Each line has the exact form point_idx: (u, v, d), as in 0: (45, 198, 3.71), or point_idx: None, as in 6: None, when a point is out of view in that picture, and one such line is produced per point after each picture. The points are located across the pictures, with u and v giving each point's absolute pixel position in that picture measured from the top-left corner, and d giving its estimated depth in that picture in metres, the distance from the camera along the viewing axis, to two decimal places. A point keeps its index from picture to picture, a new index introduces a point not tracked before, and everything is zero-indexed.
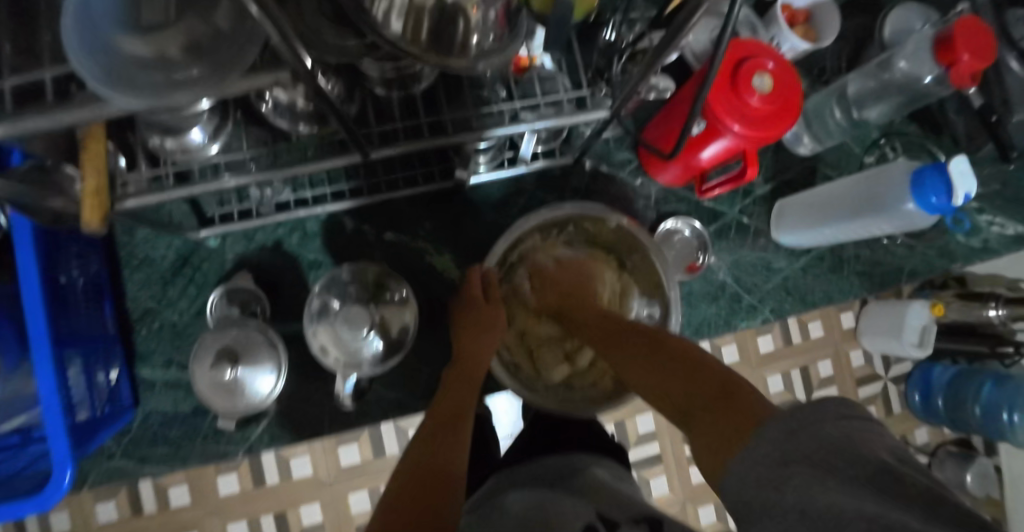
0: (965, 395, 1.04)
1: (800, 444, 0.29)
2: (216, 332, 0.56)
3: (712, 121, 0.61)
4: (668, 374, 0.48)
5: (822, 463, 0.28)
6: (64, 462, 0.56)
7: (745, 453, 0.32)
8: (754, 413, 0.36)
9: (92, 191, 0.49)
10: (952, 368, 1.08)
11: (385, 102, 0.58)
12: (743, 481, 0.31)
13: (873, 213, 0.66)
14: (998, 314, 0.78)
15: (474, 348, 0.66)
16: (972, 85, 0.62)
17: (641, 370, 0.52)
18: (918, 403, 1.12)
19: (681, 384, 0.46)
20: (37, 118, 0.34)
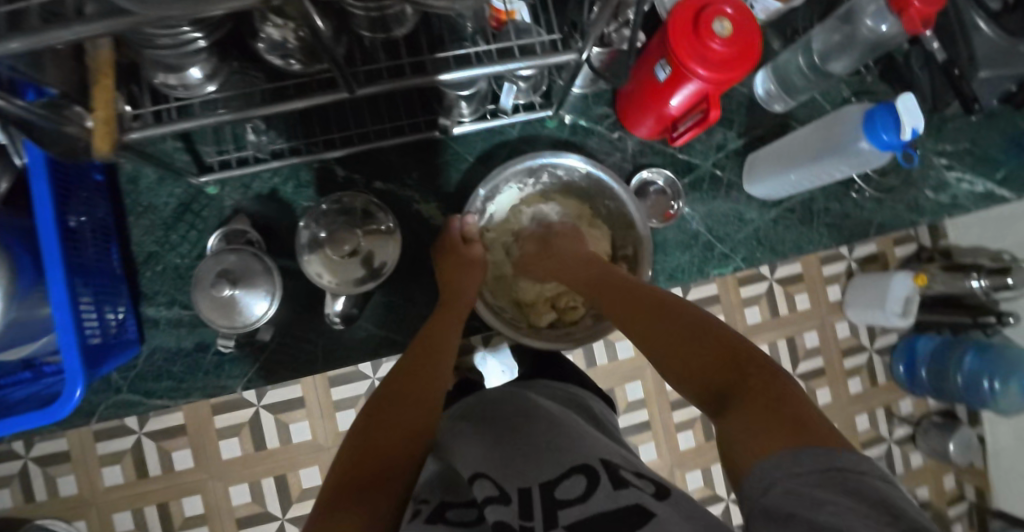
0: (948, 363, 1.06)
1: (809, 469, 0.31)
2: (215, 257, 0.61)
3: (678, 65, 0.65)
4: (704, 353, 0.46)
5: (834, 489, 0.29)
6: (75, 380, 0.61)
7: (774, 465, 0.32)
8: (816, 424, 0.35)
9: (101, 121, 0.53)
10: (938, 338, 1.10)
11: (371, 46, 0.63)
12: (768, 481, 0.32)
13: (833, 155, 0.69)
14: (977, 279, 0.87)
15: (459, 285, 0.70)
16: (924, 30, 0.66)
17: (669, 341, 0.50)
18: (902, 374, 1.14)
19: (716, 361, 0.45)
20: (58, 30, 0.38)
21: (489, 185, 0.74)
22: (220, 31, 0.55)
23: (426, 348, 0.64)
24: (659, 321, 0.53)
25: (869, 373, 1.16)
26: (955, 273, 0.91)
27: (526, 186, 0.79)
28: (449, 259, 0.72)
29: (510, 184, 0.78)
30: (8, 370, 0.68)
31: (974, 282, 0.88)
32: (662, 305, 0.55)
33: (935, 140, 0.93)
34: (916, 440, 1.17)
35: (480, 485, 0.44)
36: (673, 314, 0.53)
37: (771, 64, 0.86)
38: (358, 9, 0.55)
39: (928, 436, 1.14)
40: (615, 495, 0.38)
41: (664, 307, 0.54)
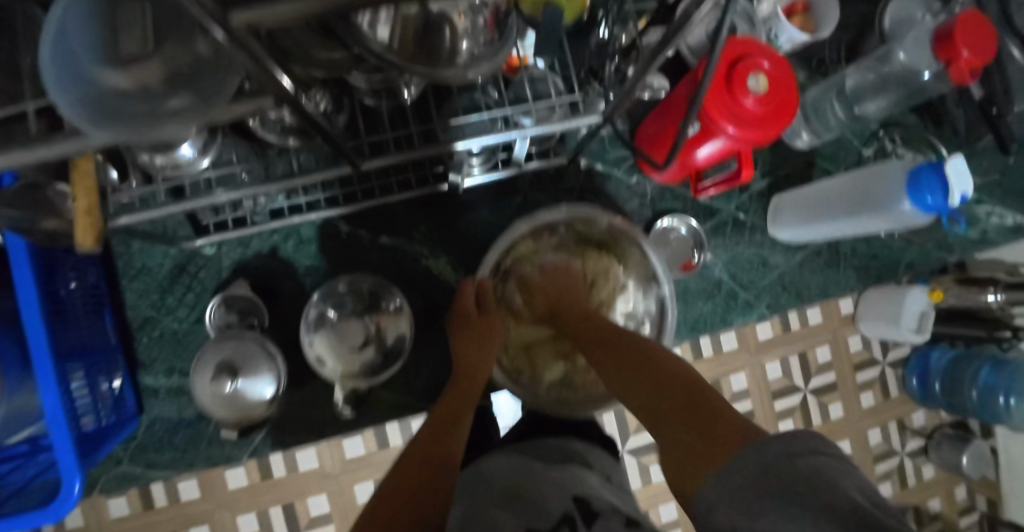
0: (962, 379, 1.05)
1: (753, 474, 0.31)
2: (216, 345, 0.57)
3: (707, 123, 0.60)
4: (656, 386, 0.48)
5: (796, 483, 0.29)
6: (72, 475, 0.58)
7: (716, 474, 0.34)
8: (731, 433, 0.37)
9: (84, 211, 0.49)
10: (949, 351, 1.09)
11: (376, 111, 0.58)
12: (708, 501, 0.33)
13: (871, 213, 0.65)
14: (996, 293, 0.78)
15: (478, 362, 0.64)
16: (972, 81, 0.61)
17: (623, 379, 0.52)
18: (915, 388, 1.14)
19: (663, 393, 0.47)
20: (18, 153, 0.33)
21: (502, 244, 0.69)
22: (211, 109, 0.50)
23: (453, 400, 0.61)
24: (615, 359, 0.55)
25: (882, 386, 1.15)
26: (971, 286, 0.83)
27: (539, 237, 0.74)
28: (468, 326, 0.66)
29: (523, 237, 0.73)
30: None
31: (994, 298, 0.80)
32: (618, 341, 0.57)
33: (966, 173, 0.88)
34: (929, 453, 1.17)
35: None
36: (625, 347, 0.55)
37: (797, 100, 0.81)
38: (360, 75, 0.50)
39: (941, 449, 1.14)
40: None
41: (617, 341, 0.57)
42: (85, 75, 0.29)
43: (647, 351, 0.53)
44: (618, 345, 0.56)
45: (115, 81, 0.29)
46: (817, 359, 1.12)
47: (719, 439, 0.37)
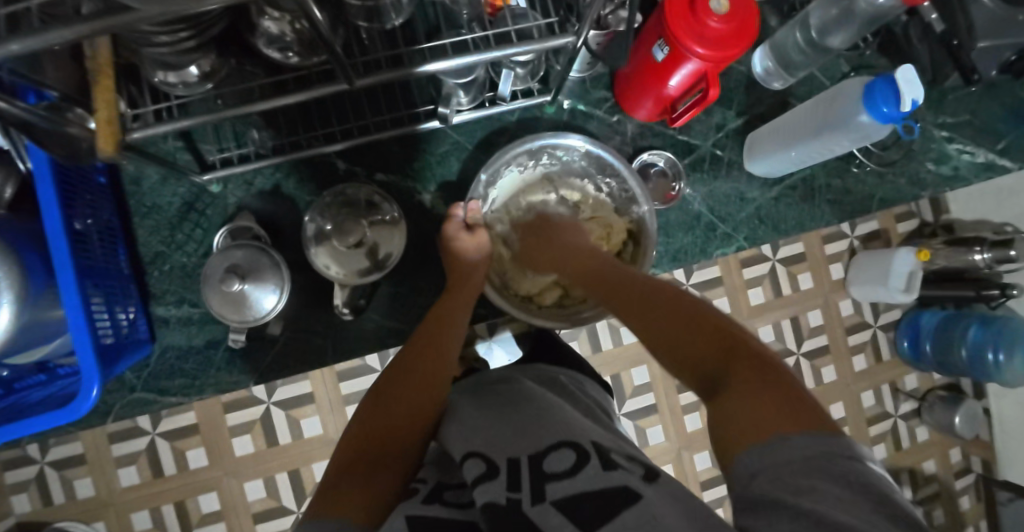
0: (952, 338, 1.08)
1: (809, 455, 0.34)
2: (223, 254, 0.61)
3: (675, 45, 0.65)
4: (694, 339, 0.49)
5: (816, 474, 0.32)
6: (91, 378, 0.61)
7: (770, 451, 0.35)
8: (807, 412, 0.37)
9: (104, 121, 0.54)
10: (941, 312, 1.12)
11: (367, 37, 0.63)
12: (751, 471, 0.35)
13: (833, 130, 0.69)
14: (980, 253, 0.95)
15: (466, 271, 0.72)
16: (922, 1, 0.66)
17: (675, 335, 0.50)
18: (907, 350, 1.17)
19: (716, 350, 0.47)
20: (57, 29, 0.38)
21: (491, 169, 0.73)
22: (216, 26, 0.55)
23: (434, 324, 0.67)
24: (666, 314, 0.53)
25: (873, 349, 1.19)
26: (957, 248, 1.00)
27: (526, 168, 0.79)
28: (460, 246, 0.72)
29: (510, 168, 0.78)
30: (26, 373, 0.71)
31: (979, 257, 0.96)
32: (669, 297, 0.55)
33: (935, 113, 0.92)
34: (922, 415, 1.20)
35: (469, 465, 0.47)
36: (679, 306, 0.53)
37: (768, 42, 0.86)
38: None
39: (933, 411, 1.18)
40: (605, 474, 0.40)
41: (669, 299, 0.55)
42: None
43: (700, 313, 0.51)
44: (667, 303, 0.54)
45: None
46: (808, 322, 1.16)
47: (792, 409, 0.37)
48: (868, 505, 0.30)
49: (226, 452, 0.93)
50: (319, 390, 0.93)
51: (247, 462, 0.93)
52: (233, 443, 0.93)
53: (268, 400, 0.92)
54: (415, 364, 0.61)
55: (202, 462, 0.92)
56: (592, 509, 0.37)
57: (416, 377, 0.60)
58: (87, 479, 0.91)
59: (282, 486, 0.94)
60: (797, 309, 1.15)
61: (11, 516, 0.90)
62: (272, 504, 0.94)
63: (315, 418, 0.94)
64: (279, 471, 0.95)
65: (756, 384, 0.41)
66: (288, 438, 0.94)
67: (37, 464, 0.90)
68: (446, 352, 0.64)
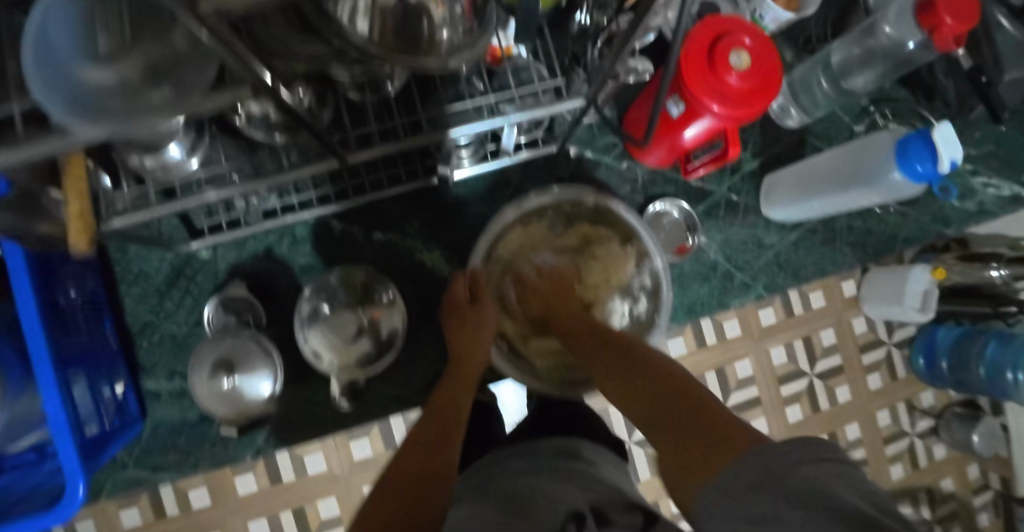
0: (969, 354, 1.04)
1: (758, 478, 0.34)
2: (213, 340, 0.57)
3: (692, 102, 0.60)
4: (653, 384, 0.52)
5: (800, 501, 0.31)
6: (77, 479, 0.58)
7: (728, 476, 0.36)
8: (746, 436, 0.40)
9: (75, 216, 0.49)
10: (957, 328, 1.09)
11: (362, 103, 0.59)
12: (710, 502, 0.37)
13: (861, 185, 0.65)
14: (997, 270, 0.90)
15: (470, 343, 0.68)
16: (957, 48, 0.61)
17: (633, 389, 0.54)
18: (923, 367, 1.14)
19: (670, 396, 0.49)
20: (4, 155, 0.34)
21: (487, 231, 0.70)
22: None
23: (443, 404, 0.62)
24: (623, 367, 0.57)
25: (889, 368, 1.16)
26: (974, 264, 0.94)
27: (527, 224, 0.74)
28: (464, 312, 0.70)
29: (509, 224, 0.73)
30: None
31: (996, 274, 0.91)
32: (626, 351, 0.59)
33: (960, 145, 0.88)
34: (939, 432, 1.18)
35: None
36: (633, 357, 0.57)
37: (785, 79, 0.81)
38: (345, 74, 0.50)
39: (951, 428, 1.16)
40: None
41: (626, 348, 0.59)
42: (68, 72, 0.32)
43: (657, 366, 0.55)
44: (625, 356, 0.58)
45: (94, 75, 0.33)
46: (821, 342, 1.12)
47: (733, 441, 0.40)
48: (835, 528, 0.28)
49: (229, 493, 0.89)
50: None
51: (249, 502, 0.90)
52: (235, 482, 0.89)
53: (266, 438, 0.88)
54: (423, 442, 0.56)
55: (204, 502, 0.89)
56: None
57: (427, 458, 0.54)
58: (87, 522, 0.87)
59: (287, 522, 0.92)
60: (810, 328, 1.11)
61: None
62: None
63: (318, 454, 0.91)
64: (284, 507, 0.92)
65: (704, 425, 0.43)
66: (291, 478, 0.90)
67: None
68: (454, 429, 0.59)
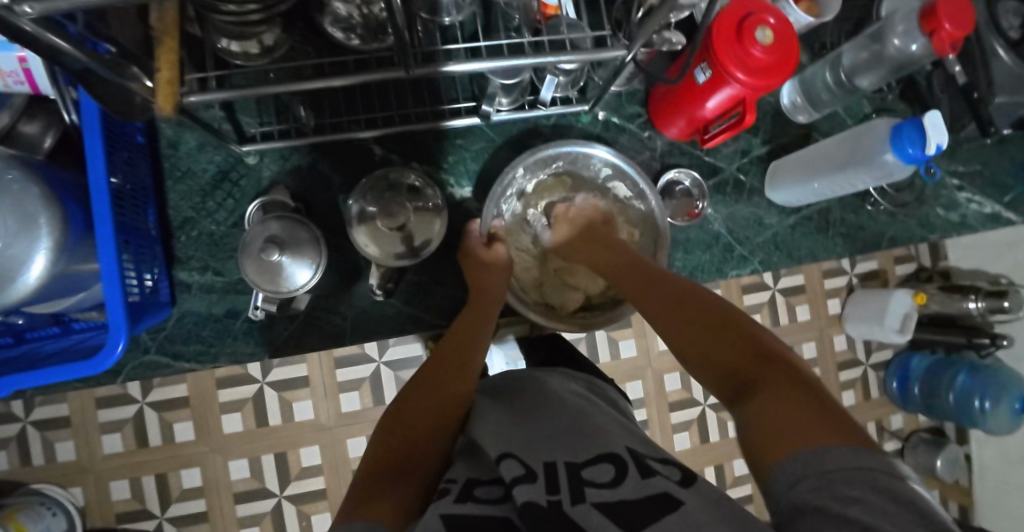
0: (940, 382, 1.04)
1: (840, 470, 0.33)
2: (261, 225, 0.62)
3: (718, 69, 0.67)
4: (727, 342, 0.50)
5: (860, 485, 0.32)
6: (119, 334, 0.62)
7: (810, 459, 0.35)
8: (835, 422, 0.38)
9: (165, 82, 0.54)
10: (930, 357, 1.08)
11: (426, 31, 0.65)
12: (793, 479, 0.35)
13: (858, 167, 0.73)
14: (975, 301, 0.91)
15: (487, 287, 0.73)
16: (951, 54, 0.69)
17: (713, 351, 0.50)
18: (895, 390, 1.11)
19: (745, 357, 0.48)
20: None
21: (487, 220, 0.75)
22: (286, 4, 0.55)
23: (449, 356, 0.65)
24: (714, 332, 0.52)
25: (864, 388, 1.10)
26: (954, 294, 0.95)
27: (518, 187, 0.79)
28: (479, 257, 0.74)
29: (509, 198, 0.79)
30: (41, 323, 0.71)
31: (973, 305, 0.92)
32: (691, 299, 0.56)
33: (948, 161, 0.96)
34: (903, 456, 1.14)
35: (506, 465, 0.44)
36: (727, 327, 0.51)
37: (797, 75, 0.89)
38: None
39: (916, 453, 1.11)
40: (645, 483, 0.40)
41: (721, 316, 0.53)
42: None
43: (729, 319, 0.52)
44: (706, 312, 0.54)
45: None
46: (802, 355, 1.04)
47: (821, 425, 0.37)
48: None
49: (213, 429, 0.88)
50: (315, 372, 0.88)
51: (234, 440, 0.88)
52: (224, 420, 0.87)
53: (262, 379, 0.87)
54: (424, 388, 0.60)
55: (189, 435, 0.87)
56: (636, 513, 0.37)
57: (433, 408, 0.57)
58: (70, 442, 0.85)
59: (269, 469, 0.90)
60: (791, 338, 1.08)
61: None
62: (257, 485, 0.89)
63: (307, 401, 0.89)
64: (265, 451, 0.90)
65: (788, 398, 0.41)
66: (278, 421, 0.88)
67: None
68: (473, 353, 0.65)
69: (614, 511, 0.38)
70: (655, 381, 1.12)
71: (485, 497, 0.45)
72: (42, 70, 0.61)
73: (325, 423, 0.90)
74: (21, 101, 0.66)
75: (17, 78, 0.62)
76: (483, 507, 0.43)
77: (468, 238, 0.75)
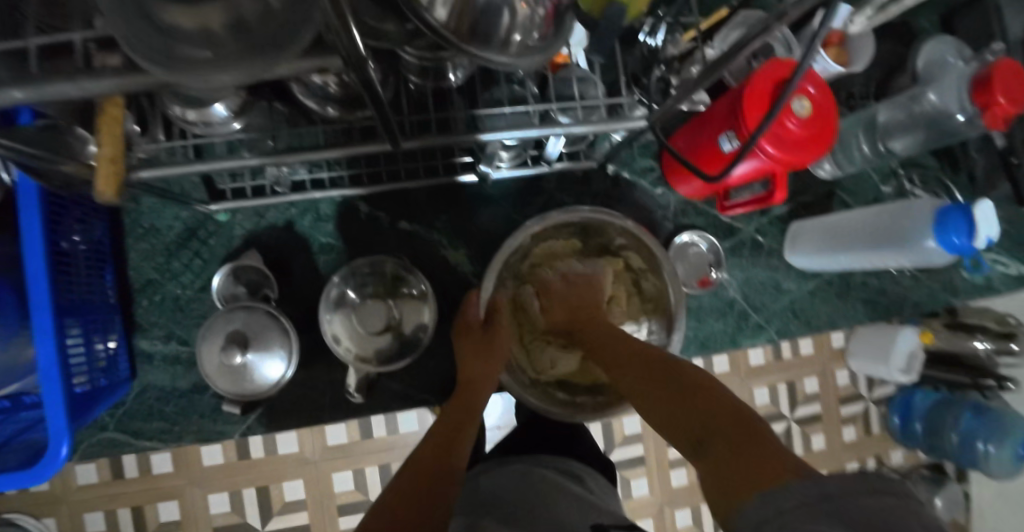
0: (943, 421, 0.94)
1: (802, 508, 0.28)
2: (226, 315, 0.55)
3: (746, 141, 0.59)
4: (677, 399, 0.46)
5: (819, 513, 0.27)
6: (61, 437, 0.54)
7: (757, 510, 0.30)
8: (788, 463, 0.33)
9: (106, 158, 0.46)
10: (934, 394, 0.99)
11: (418, 91, 0.57)
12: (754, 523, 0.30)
13: (893, 247, 0.66)
14: (983, 342, 0.81)
15: (476, 375, 0.65)
16: (1004, 129, 0.62)
17: (669, 415, 0.46)
18: (897, 426, 1.02)
19: (703, 411, 0.43)
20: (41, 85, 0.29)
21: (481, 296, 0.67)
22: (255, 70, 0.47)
23: (445, 429, 0.58)
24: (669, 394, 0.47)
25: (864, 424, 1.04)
26: (959, 332, 0.85)
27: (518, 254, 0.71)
28: (475, 338, 0.67)
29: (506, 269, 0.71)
30: None
31: (981, 345, 0.82)
32: (648, 356, 0.53)
33: None
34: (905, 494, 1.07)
35: None
36: (682, 382, 0.47)
37: None
38: (412, 58, 0.47)
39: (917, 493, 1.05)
40: None
41: (665, 368, 0.50)
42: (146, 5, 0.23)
43: (683, 372, 0.49)
44: (663, 368, 0.51)
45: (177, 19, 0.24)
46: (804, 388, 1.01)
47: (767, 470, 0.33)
48: None
49: None
50: None
51: None
52: None
53: None
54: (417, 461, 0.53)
55: None
56: None
57: (424, 483, 0.50)
58: (41, 471, 0.71)
59: (251, 502, 0.74)
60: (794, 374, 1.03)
61: None
62: (238, 520, 0.74)
63: None
64: None
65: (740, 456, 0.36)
66: (260, 453, 0.73)
67: None
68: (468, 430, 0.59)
69: None
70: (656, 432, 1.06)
71: None
72: None
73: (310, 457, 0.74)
74: None
75: None
76: None
77: (462, 316, 0.68)
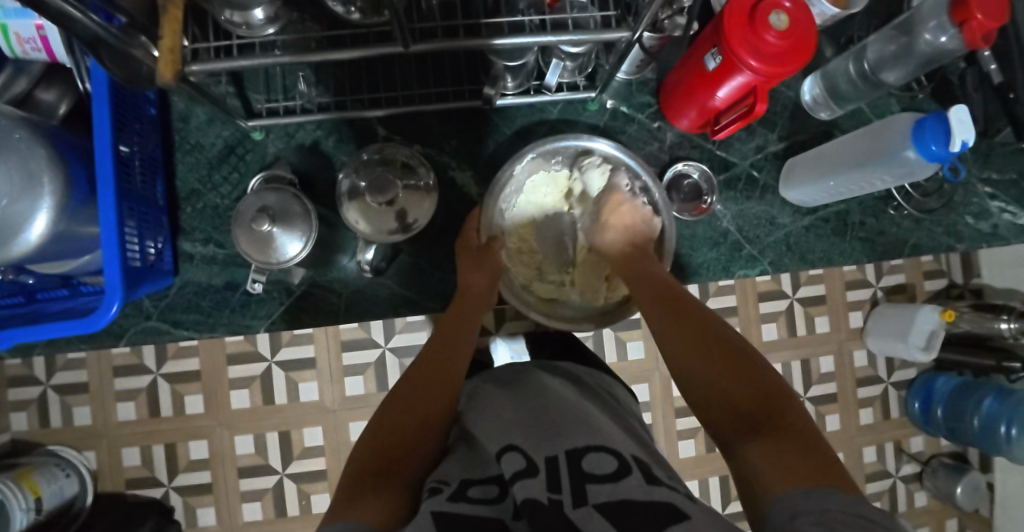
0: (966, 406, 0.92)
1: (838, 509, 0.32)
2: (257, 196, 0.63)
3: (728, 55, 0.64)
4: (732, 373, 0.48)
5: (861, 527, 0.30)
6: (113, 296, 0.63)
7: (802, 499, 0.34)
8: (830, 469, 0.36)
9: (168, 49, 0.52)
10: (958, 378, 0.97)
11: (427, 6, 0.64)
12: (794, 512, 0.33)
13: (875, 162, 0.69)
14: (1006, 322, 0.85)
15: (473, 286, 0.71)
16: (985, 46, 0.65)
17: (724, 387, 0.47)
18: (917, 412, 1.00)
19: (755, 395, 0.45)
20: None
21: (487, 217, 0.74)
22: None
23: (441, 343, 0.64)
24: (728, 366, 0.48)
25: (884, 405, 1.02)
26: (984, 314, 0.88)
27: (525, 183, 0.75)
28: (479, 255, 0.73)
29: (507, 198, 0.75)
30: (50, 286, 0.73)
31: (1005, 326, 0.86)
32: (696, 318, 0.55)
33: (982, 168, 0.90)
34: (922, 481, 1.03)
35: (509, 459, 0.47)
36: (735, 363, 0.48)
37: (819, 70, 0.85)
38: None
39: (935, 477, 1.00)
40: (649, 490, 0.40)
41: (724, 345, 0.51)
42: None
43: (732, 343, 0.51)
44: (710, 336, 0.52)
45: None
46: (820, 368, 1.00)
47: (805, 471, 0.36)
48: None
49: (222, 404, 0.87)
50: (321, 356, 0.87)
51: (242, 417, 0.87)
52: (231, 395, 0.87)
53: (272, 358, 0.87)
54: (400, 406, 0.55)
55: (199, 409, 0.86)
56: (637, 516, 0.37)
57: (420, 407, 0.55)
58: (88, 407, 0.85)
59: (273, 446, 0.88)
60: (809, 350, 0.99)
61: (8, 431, 0.84)
62: (260, 462, 0.88)
63: (313, 384, 0.88)
64: (270, 430, 0.88)
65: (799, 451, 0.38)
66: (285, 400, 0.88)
67: (41, 386, 0.85)
68: (460, 336, 0.65)
69: (619, 511, 0.38)
70: (663, 387, 1.05)
71: (480, 497, 0.45)
72: (59, 37, 0.64)
73: (330, 407, 0.88)
74: (39, 68, 0.69)
75: (35, 45, 0.64)
76: (475, 506, 0.43)
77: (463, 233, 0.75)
